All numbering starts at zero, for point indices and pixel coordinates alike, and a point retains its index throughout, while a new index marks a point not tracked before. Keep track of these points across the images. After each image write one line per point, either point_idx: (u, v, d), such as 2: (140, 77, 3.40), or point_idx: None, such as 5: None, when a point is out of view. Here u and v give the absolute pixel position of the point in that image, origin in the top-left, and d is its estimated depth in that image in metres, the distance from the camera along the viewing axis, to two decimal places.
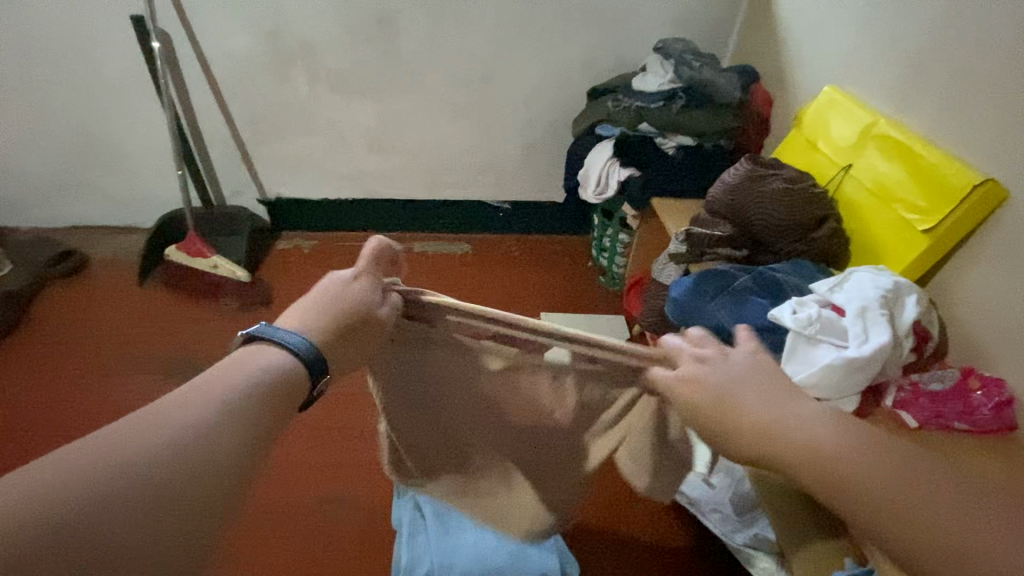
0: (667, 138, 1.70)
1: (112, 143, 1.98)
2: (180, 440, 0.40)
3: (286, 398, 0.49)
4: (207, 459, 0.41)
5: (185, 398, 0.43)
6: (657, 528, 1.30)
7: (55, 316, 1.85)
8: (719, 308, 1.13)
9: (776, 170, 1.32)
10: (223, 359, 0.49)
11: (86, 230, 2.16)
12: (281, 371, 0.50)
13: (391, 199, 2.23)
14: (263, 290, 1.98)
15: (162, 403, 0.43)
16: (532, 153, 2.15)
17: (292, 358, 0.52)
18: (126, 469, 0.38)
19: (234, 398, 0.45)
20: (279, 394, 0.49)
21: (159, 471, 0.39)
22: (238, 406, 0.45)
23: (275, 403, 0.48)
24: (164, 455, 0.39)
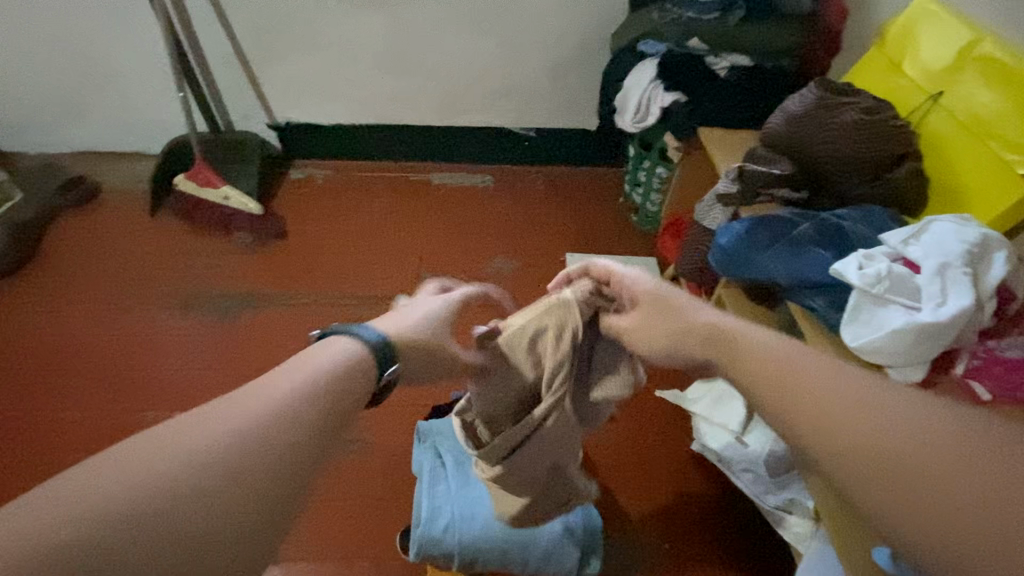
0: (719, 56, 1.49)
1: (109, 60, 1.84)
2: (226, 450, 0.41)
3: (338, 398, 0.51)
4: (255, 464, 0.41)
5: (236, 402, 0.45)
6: (679, 481, 1.29)
7: (68, 247, 1.81)
8: (773, 259, 1.02)
9: (851, 98, 1.14)
10: (306, 350, 0.57)
11: (91, 156, 2.06)
12: (346, 359, 0.56)
13: (407, 125, 2.07)
14: (276, 224, 1.90)
15: (211, 407, 0.43)
16: (561, 73, 1.94)
17: (362, 346, 0.60)
18: (172, 485, 0.37)
19: (293, 401, 0.47)
20: (331, 395, 0.51)
21: (207, 482, 0.38)
22: (292, 412, 0.46)
23: (325, 402, 0.50)
24: (208, 467, 0.39)
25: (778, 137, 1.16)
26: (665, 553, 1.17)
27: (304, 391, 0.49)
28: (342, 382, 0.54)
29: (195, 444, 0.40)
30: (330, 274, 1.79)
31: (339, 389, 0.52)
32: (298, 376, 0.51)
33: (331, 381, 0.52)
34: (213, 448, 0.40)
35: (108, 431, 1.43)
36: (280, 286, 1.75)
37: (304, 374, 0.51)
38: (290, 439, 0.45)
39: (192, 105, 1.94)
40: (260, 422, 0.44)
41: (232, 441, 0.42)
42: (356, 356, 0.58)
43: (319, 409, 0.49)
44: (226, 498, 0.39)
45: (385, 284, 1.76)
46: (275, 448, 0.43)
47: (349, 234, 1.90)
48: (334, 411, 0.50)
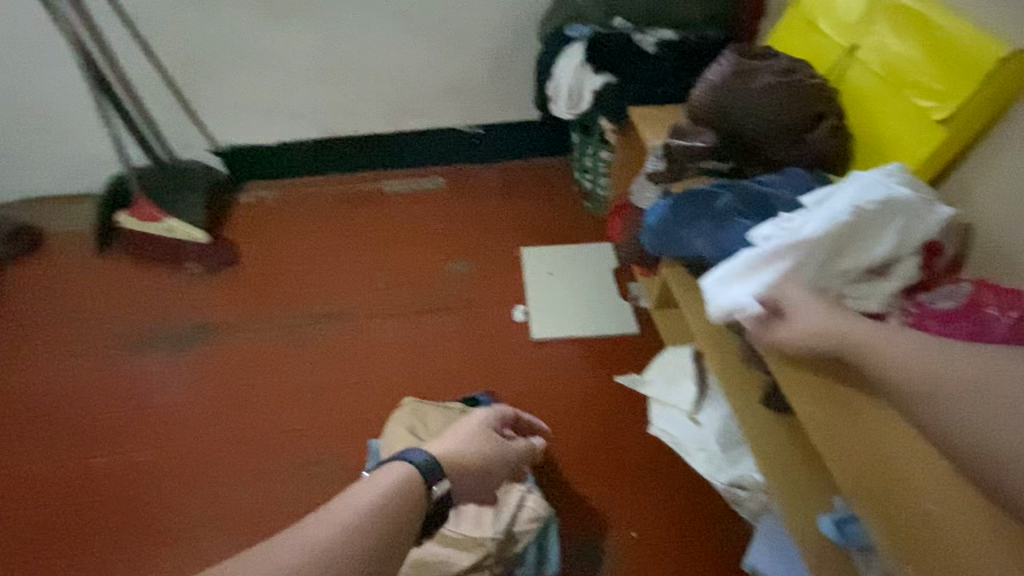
0: (646, 33, 1.47)
1: (38, 103, 1.81)
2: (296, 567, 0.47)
3: (402, 509, 0.56)
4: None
5: (321, 517, 0.52)
6: (645, 465, 1.27)
7: (16, 297, 1.78)
8: (697, 233, 1.01)
9: (767, 62, 1.12)
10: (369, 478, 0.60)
11: (34, 201, 2.01)
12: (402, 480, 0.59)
13: (352, 136, 2.04)
14: (227, 251, 1.88)
15: (299, 526, 0.51)
16: (499, 66, 1.91)
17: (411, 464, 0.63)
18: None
19: (365, 521, 0.53)
20: (396, 510, 0.56)
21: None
22: (354, 531, 0.51)
23: (394, 520, 0.55)
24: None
25: (701, 108, 1.14)
26: (631, 540, 1.16)
27: (375, 491, 0.57)
28: (400, 501, 0.57)
29: (282, 554, 0.48)
30: (287, 296, 1.76)
31: (399, 509, 0.56)
32: (374, 486, 0.58)
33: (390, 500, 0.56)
34: (294, 556, 0.48)
35: (70, 478, 1.42)
36: (236, 313, 1.72)
37: (370, 492, 0.57)
38: (359, 544, 0.51)
39: (128, 139, 1.91)
40: (323, 541, 0.50)
41: (310, 556, 0.48)
42: (407, 482, 0.60)
43: (390, 509, 0.56)
44: (346, 562, 0.49)
45: (342, 299, 1.74)
46: (361, 537, 0.51)
47: (304, 253, 1.88)
48: (395, 529, 0.54)
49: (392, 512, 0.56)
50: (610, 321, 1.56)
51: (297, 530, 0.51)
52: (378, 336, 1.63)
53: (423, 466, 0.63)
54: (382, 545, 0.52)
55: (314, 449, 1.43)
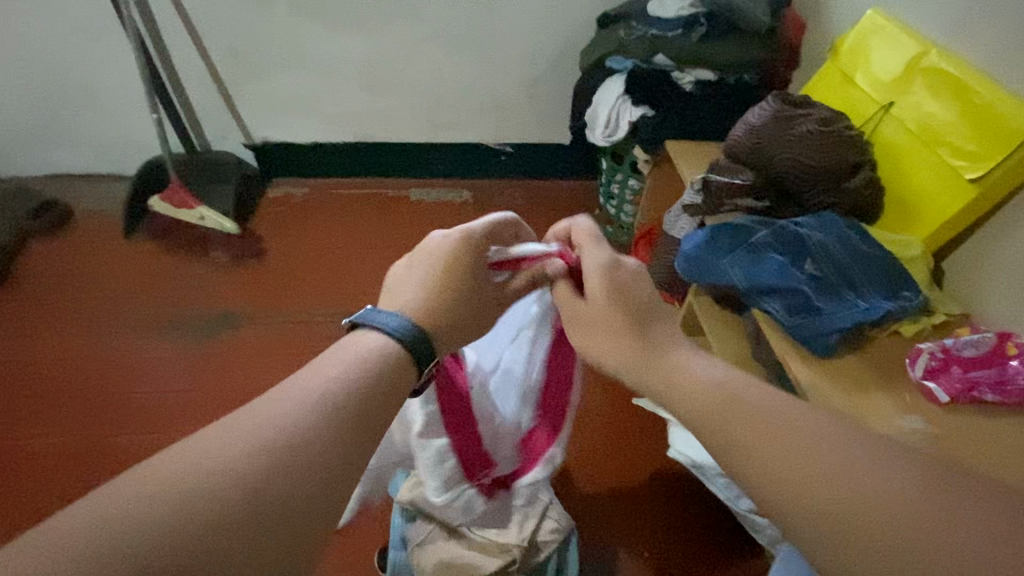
0: (684, 71, 1.54)
1: (83, 83, 1.84)
2: (276, 445, 0.42)
3: (387, 391, 0.53)
4: (302, 463, 0.43)
5: (294, 387, 0.48)
6: (661, 487, 1.29)
7: (39, 270, 1.79)
8: (729, 265, 1.04)
9: (807, 110, 1.18)
10: (336, 341, 0.57)
11: (65, 177, 2.03)
12: (383, 349, 0.57)
13: (385, 143, 2.09)
14: (254, 242, 1.90)
15: (273, 392, 0.47)
16: (536, 89, 1.98)
17: (390, 337, 0.59)
18: (226, 477, 0.39)
19: (339, 390, 0.49)
20: (379, 388, 0.52)
21: (250, 470, 0.40)
22: (337, 400, 0.48)
23: (374, 381, 0.52)
24: (252, 460, 0.41)
25: (741, 147, 1.20)
26: (644, 560, 1.18)
27: (356, 365, 0.53)
28: (390, 363, 0.55)
29: (257, 423, 0.43)
30: (309, 292, 1.78)
31: (382, 385, 0.52)
32: (350, 354, 0.55)
33: (371, 363, 0.54)
34: (290, 413, 0.45)
35: (82, 455, 1.41)
36: (258, 305, 1.73)
37: (344, 363, 0.53)
38: (342, 413, 0.47)
39: (167, 125, 1.94)
40: (280, 432, 0.43)
41: (269, 442, 0.42)
42: (390, 351, 0.57)
43: (358, 389, 0.50)
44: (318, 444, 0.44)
45: (364, 299, 1.77)
46: (343, 410, 0.47)
47: (329, 251, 1.91)
48: (374, 398, 0.51)
49: (381, 373, 0.54)
50: None
51: (258, 411, 0.45)
52: None
53: (406, 337, 0.59)
54: (358, 415, 0.49)
55: None
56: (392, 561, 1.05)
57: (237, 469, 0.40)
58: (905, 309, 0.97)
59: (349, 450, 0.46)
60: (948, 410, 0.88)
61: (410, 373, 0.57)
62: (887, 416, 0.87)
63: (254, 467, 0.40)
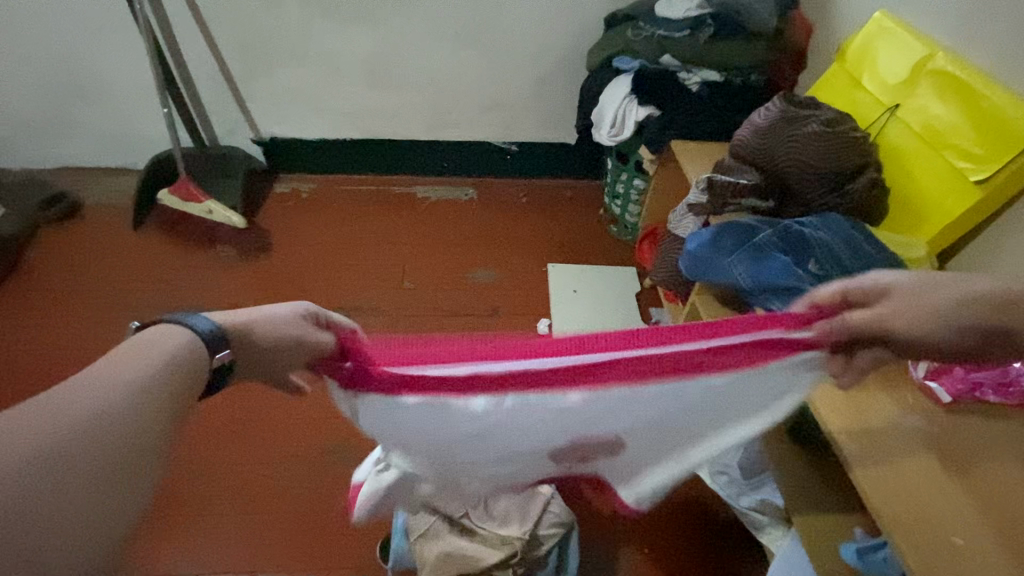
0: (691, 72, 1.55)
1: (94, 77, 1.86)
2: (86, 428, 0.41)
3: (184, 379, 0.50)
4: (116, 445, 0.42)
5: (91, 380, 0.45)
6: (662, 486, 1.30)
7: (48, 262, 1.81)
8: (731, 261, 1.06)
9: (813, 111, 1.19)
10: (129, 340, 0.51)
11: (74, 170, 2.05)
12: (181, 349, 0.52)
13: (391, 140, 2.10)
14: (260, 236, 1.91)
15: (69, 383, 0.44)
16: (543, 88, 1.99)
17: (191, 333, 0.54)
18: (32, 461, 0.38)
19: (150, 380, 0.47)
20: (177, 373, 0.50)
21: (69, 454, 0.39)
22: (147, 384, 0.46)
23: (180, 370, 0.50)
24: (57, 442, 0.39)
25: (746, 147, 1.21)
26: (645, 559, 1.18)
27: (142, 360, 0.48)
28: (186, 363, 0.51)
29: (55, 404, 0.41)
30: (313, 288, 1.79)
31: (181, 374, 0.50)
32: (145, 351, 0.50)
33: (170, 353, 0.51)
34: (103, 402, 0.43)
35: None
36: (263, 298, 1.74)
37: (136, 360, 0.48)
38: (146, 396, 0.46)
39: (176, 119, 1.96)
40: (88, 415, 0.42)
41: (55, 431, 0.39)
42: (182, 351, 0.52)
43: (167, 373, 0.49)
44: (121, 430, 0.43)
45: (367, 296, 1.77)
46: (146, 397, 0.46)
47: (334, 247, 1.92)
48: (183, 383, 0.50)
49: (169, 373, 0.49)
50: None
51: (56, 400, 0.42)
52: (404, 332, 1.66)
53: (206, 337, 0.54)
54: (168, 396, 0.47)
55: None
56: (394, 551, 1.06)
57: (33, 454, 0.38)
58: None
59: (164, 438, 0.45)
60: (949, 409, 0.88)
61: (198, 371, 0.52)
62: (887, 413, 0.87)
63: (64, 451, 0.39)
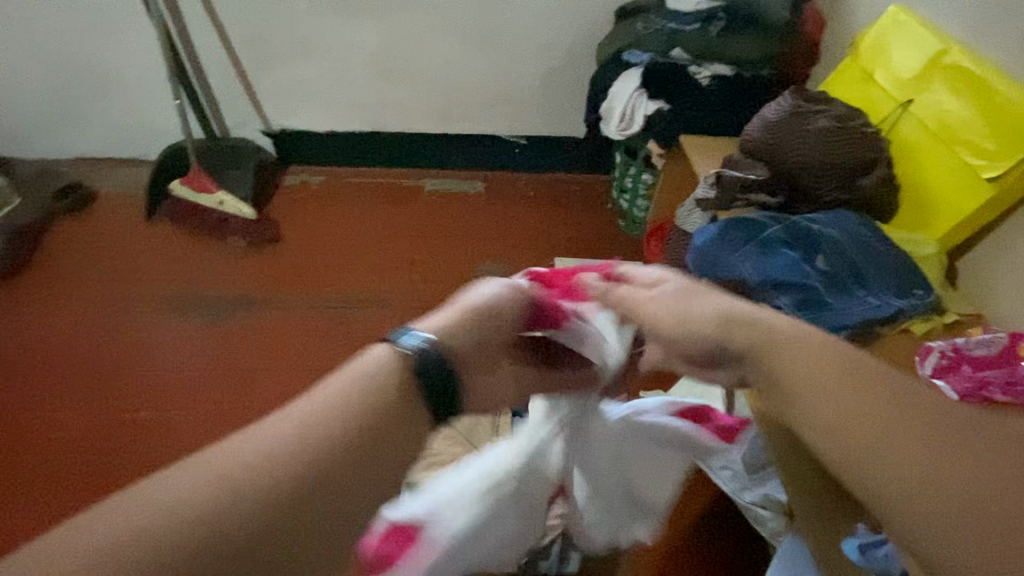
0: (702, 65, 1.53)
1: (107, 68, 1.89)
2: (282, 449, 0.37)
3: (387, 389, 0.43)
4: (312, 463, 0.37)
5: (308, 399, 0.40)
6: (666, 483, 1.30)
7: (63, 251, 1.84)
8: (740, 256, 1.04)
9: (822, 107, 1.18)
10: (344, 365, 0.44)
11: (89, 161, 2.08)
12: (388, 368, 0.45)
13: (400, 133, 2.10)
14: (270, 228, 1.93)
15: (287, 407, 0.40)
16: (551, 82, 1.99)
17: (400, 355, 0.46)
18: (235, 491, 0.34)
19: (352, 396, 0.41)
20: (379, 387, 0.43)
21: (255, 483, 0.35)
22: (338, 405, 0.40)
23: (382, 392, 0.43)
24: (253, 464, 0.36)
25: (756, 142, 1.20)
26: (647, 551, 1.19)
27: (339, 404, 0.40)
28: (379, 386, 0.43)
29: (264, 437, 0.37)
30: (323, 280, 1.80)
31: (395, 390, 0.43)
32: (347, 369, 0.44)
33: (366, 372, 0.44)
34: (294, 425, 0.38)
35: (102, 431, 1.45)
36: (274, 289, 1.77)
37: (329, 397, 0.41)
38: (348, 416, 0.40)
39: (188, 111, 1.98)
40: (268, 465, 0.36)
41: (280, 450, 0.37)
42: (384, 367, 0.44)
43: (379, 415, 0.41)
44: (323, 448, 0.37)
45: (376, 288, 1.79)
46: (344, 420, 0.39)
47: (343, 240, 1.93)
48: (402, 404, 0.43)
49: (369, 410, 0.41)
50: None
51: (232, 454, 0.36)
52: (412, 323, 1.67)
53: (416, 355, 0.46)
54: (373, 431, 0.40)
55: None
56: None
57: (222, 491, 0.34)
58: (915, 308, 0.97)
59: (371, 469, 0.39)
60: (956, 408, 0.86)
61: (407, 400, 0.44)
62: None
63: (257, 475, 0.35)
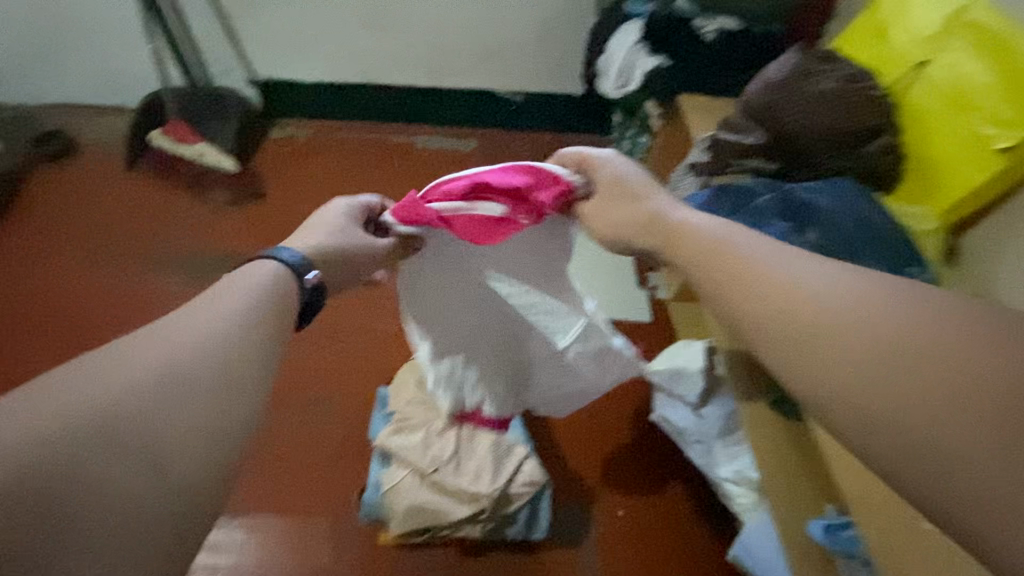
0: (707, 19, 1.41)
1: (81, 8, 1.79)
2: (172, 358, 0.45)
3: (273, 313, 0.57)
4: (189, 378, 0.45)
5: (188, 318, 0.51)
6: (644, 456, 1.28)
7: (44, 201, 1.80)
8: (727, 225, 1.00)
9: (830, 67, 1.09)
10: (235, 274, 0.61)
11: (68, 107, 2.00)
12: (278, 278, 0.62)
13: (390, 86, 2.01)
14: (255, 182, 1.88)
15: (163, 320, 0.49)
16: (549, 34, 1.87)
17: (282, 266, 0.64)
18: (114, 397, 0.40)
19: (233, 330, 0.52)
20: (265, 310, 0.57)
21: (157, 413, 0.41)
22: (221, 330, 0.51)
23: (270, 310, 0.57)
24: (141, 373, 0.43)
25: (756, 102, 1.12)
26: (616, 518, 1.19)
27: (231, 313, 0.54)
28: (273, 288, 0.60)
29: (148, 356, 0.45)
30: None
31: (267, 314, 0.56)
32: (235, 291, 0.57)
33: (257, 296, 0.58)
34: (180, 344, 0.47)
35: None
36: (257, 246, 1.73)
37: (220, 303, 0.54)
38: (228, 340, 0.50)
39: (168, 56, 1.88)
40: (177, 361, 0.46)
41: (162, 361, 0.45)
42: (270, 279, 0.61)
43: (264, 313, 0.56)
44: (204, 350, 0.48)
45: None
46: (225, 340, 0.50)
47: (329, 197, 1.88)
48: (267, 342, 0.54)
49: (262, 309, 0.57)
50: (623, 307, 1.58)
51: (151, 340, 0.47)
52: None
53: (291, 273, 0.64)
54: (253, 359, 0.51)
55: None
56: (364, 501, 1.06)
57: (109, 394, 0.40)
58: (907, 284, 0.92)
59: (240, 388, 0.48)
60: None
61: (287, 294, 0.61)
62: None
63: (133, 386, 0.41)
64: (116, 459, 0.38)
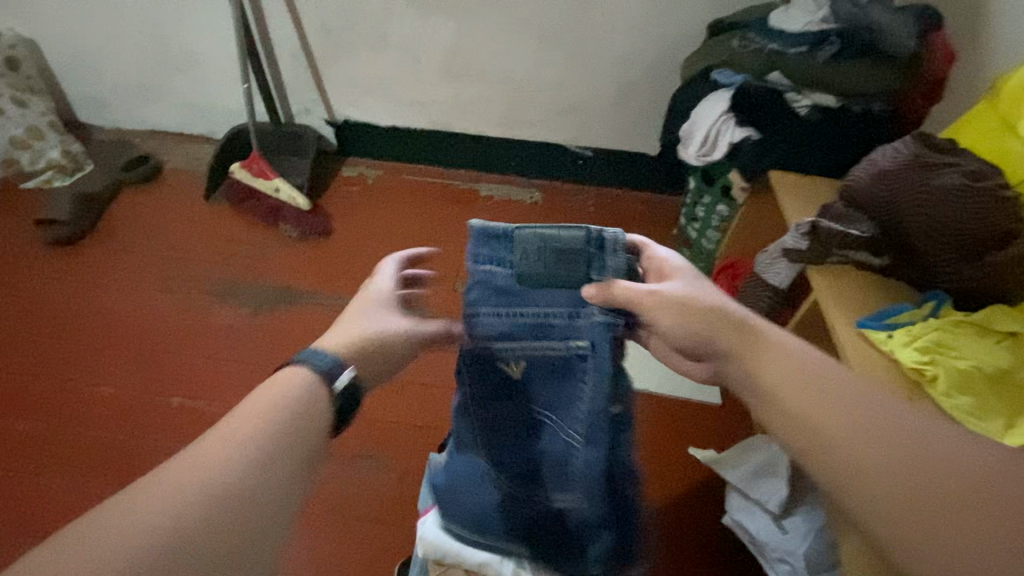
0: (801, 93, 1.36)
1: (183, 48, 1.88)
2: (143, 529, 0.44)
3: (283, 477, 0.53)
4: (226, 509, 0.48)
5: (177, 473, 0.49)
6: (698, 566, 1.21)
7: (126, 222, 1.87)
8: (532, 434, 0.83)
9: (953, 159, 0.98)
10: (248, 404, 0.57)
11: (160, 134, 2.12)
12: (289, 401, 0.59)
13: (463, 134, 2.02)
14: (323, 219, 1.90)
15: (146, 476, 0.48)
16: (629, 96, 1.84)
17: (315, 372, 0.63)
18: (237, 491, 0.50)
19: (215, 471, 0.50)
20: (256, 464, 0.52)
21: (222, 503, 0.48)
22: (221, 477, 0.50)
23: (289, 431, 0.56)
24: (168, 512, 0.46)
25: (869, 195, 1.03)
26: None
27: (280, 409, 0.58)
28: (299, 404, 0.59)
29: (131, 517, 0.44)
30: (364, 279, 1.76)
31: (293, 426, 0.57)
32: (226, 439, 0.53)
33: (243, 452, 0.52)
34: (137, 525, 0.44)
35: (135, 412, 1.45)
36: (321, 283, 1.73)
37: (277, 404, 0.58)
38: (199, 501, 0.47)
39: (255, 95, 1.96)
40: (220, 477, 0.49)
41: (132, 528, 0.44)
42: (298, 387, 0.61)
43: (305, 425, 0.58)
44: (157, 528, 0.44)
45: None
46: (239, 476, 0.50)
47: (390, 238, 1.88)
48: (289, 431, 0.56)
49: (291, 422, 0.57)
50: (692, 385, 1.49)
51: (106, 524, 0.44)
52: None
53: (329, 378, 0.63)
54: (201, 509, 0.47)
55: (366, 441, 1.39)
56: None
57: (164, 522, 0.45)
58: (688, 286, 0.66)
59: (182, 522, 0.46)
60: None
61: (319, 421, 0.60)
62: None
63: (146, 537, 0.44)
64: (187, 538, 0.45)
